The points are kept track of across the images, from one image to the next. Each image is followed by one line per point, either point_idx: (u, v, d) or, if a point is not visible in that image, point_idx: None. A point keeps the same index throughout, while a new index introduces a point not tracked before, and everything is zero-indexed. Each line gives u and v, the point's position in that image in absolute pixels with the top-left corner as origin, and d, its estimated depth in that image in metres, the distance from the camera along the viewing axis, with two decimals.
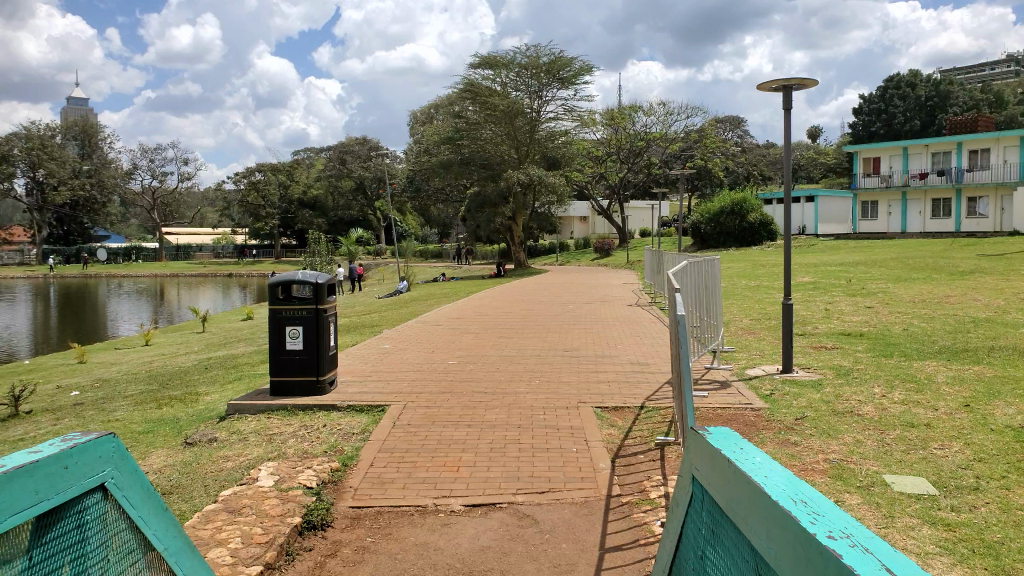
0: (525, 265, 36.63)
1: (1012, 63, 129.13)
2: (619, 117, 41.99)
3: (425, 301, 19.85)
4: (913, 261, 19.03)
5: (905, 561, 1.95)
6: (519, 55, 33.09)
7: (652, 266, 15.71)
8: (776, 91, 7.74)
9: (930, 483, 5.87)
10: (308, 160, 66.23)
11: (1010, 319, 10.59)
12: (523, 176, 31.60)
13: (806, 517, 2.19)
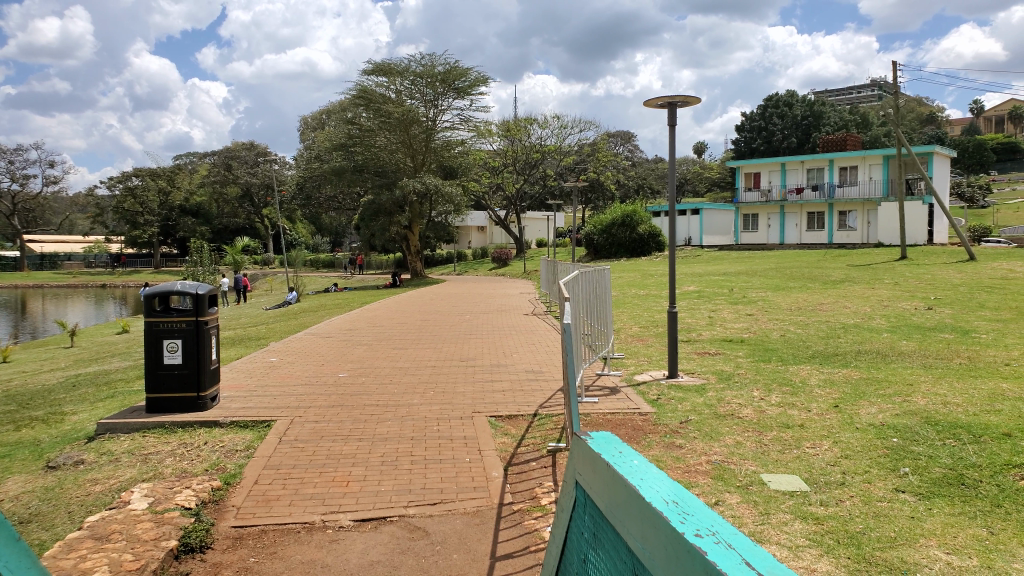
0: (422, 275, 36.35)
1: (872, 87, 140.26)
2: (515, 128, 42.32)
3: (313, 313, 19.29)
4: (788, 271, 20.20)
5: (765, 554, 2.03)
6: (414, 63, 33.10)
7: (548, 276, 15.95)
8: (662, 107, 8.04)
9: (803, 480, 6.23)
10: (191, 165, 63.30)
11: (875, 325, 11.44)
12: (419, 185, 31.43)
13: (675, 516, 2.27)
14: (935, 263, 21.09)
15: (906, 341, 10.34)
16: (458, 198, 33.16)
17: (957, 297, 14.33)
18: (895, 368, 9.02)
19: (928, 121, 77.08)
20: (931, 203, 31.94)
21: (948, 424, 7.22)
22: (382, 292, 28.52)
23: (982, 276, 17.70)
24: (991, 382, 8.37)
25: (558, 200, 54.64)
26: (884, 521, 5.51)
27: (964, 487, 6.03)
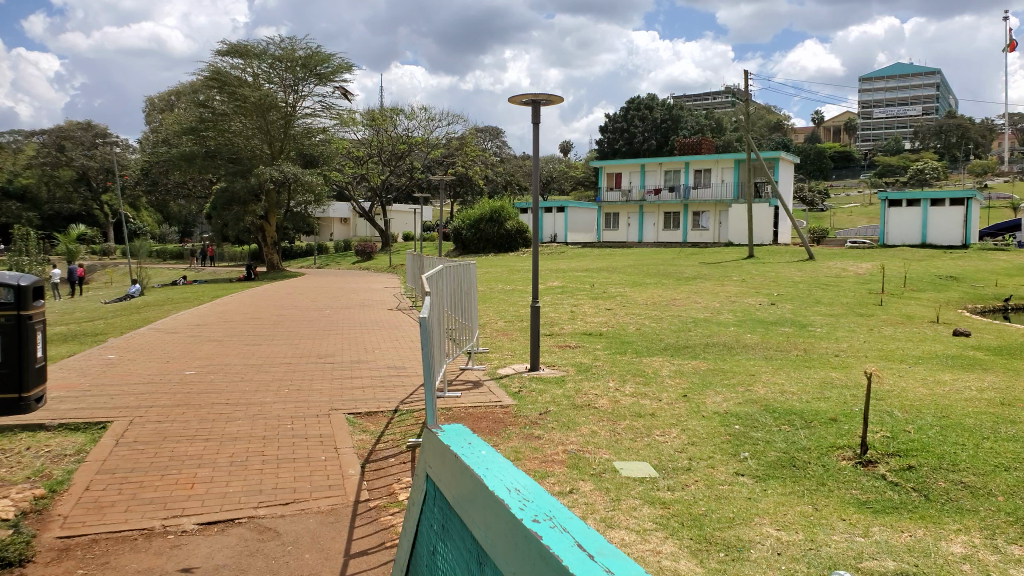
0: (279, 268, 35.09)
1: (724, 94, 148.85)
2: (380, 119, 41.58)
3: (155, 308, 18.10)
4: (646, 268, 21.13)
5: (595, 537, 2.12)
6: (273, 47, 31.83)
7: (412, 270, 15.87)
8: (526, 105, 8.16)
9: (652, 466, 6.53)
10: (17, 143, 57.55)
11: (723, 319, 12.19)
12: (277, 174, 30.30)
13: (516, 504, 2.33)
14: (776, 262, 22.77)
15: (750, 334, 11.08)
16: (319, 187, 32.35)
17: (795, 294, 15.53)
18: (739, 360, 9.66)
19: (774, 129, 82.93)
20: (775, 206, 34.32)
21: (784, 411, 7.82)
22: (235, 285, 27.25)
23: (817, 274, 19.26)
24: (821, 371, 9.14)
25: (425, 193, 54.35)
26: (724, 503, 5.87)
27: (795, 468, 6.55)
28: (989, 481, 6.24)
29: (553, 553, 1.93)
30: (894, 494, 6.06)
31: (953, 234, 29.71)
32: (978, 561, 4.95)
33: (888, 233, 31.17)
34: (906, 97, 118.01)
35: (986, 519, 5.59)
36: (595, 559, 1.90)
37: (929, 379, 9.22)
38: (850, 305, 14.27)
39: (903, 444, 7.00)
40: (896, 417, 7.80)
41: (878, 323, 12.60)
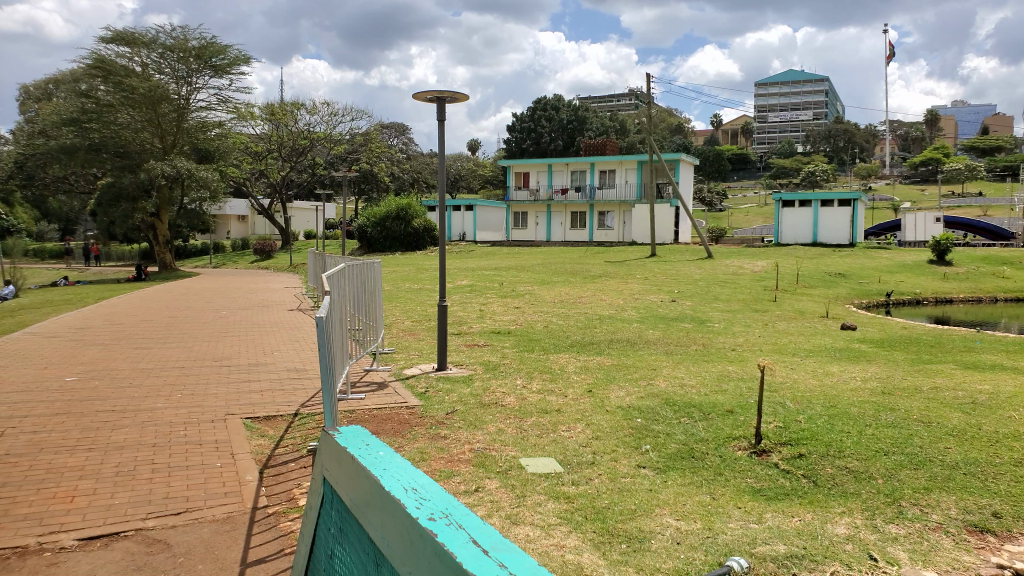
0: (172, 268, 33.64)
1: (628, 96, 152.56)
2: (279, 113, 39.32)
3: (30, 311, 16.93)
4: (554, 266, 21.43)
5: (491, 531, 2.13)
6: (164, 36, 30.58)
7: (315, 269, 15.52)
8: (431, 101, 8.10)
9: (557, 462, 6.60)
10: None
11: (628, 316, 12.50)
12: (169, 169, 28.93)
13: (412, 503, 2.31)
14: (678, 260, 23.56)
15: (652, 330, 11.41)
16: (214, 183, 31.16)
17: (695, 290, 16.11)
18: (642, 355, 9.92)
19: (674, 131, 85.89)
20: (677, 206, 35.47)
21: (684, 404, 8.07)
22: (122, 286, 25.85)
23: (716, 272, 20.04)
24: (719, 365, 9.51)
25: (328, 190, 53.14)
26: (626, 495, 6.00)
27: (693, 459, 6.77)
28: (870, 465, 6.64)
29: (447, 549, 1.93)
30: (786, 482, 6.35)
31: (841, 233, 31.52)
32: (860, 541, 5.26)
33: (782, 232, 32.74)
34: (797, 103, 124.39)
35: (867, 501, 5.95)
36: (491, 555, 1.91)
37: (819, 371, 9.74)
38: (746, 301, 14.93)
39: (794, 433, 7.35)
40: (788, 407, 8.19)
41: (772, 317, 13.24)
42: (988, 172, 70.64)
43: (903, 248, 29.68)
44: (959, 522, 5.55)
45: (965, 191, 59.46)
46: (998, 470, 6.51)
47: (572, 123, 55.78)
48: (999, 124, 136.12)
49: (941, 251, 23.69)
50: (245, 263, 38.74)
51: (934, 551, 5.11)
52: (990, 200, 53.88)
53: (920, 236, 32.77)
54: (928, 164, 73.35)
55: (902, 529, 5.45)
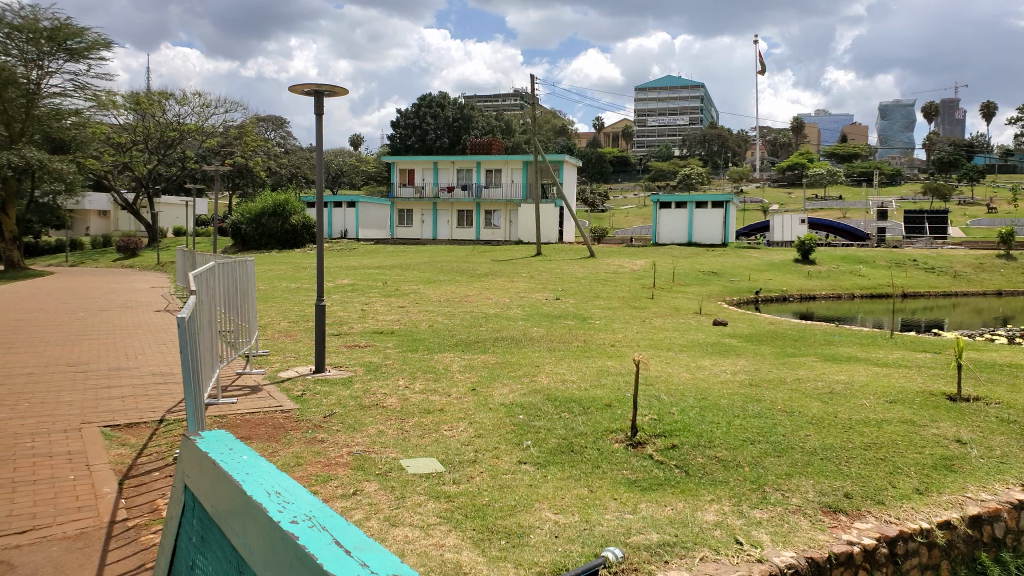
0: (21, 266, 30.91)
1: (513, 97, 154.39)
2: (146, 103, 36.96)
3: None
4: (440, 265, 21.36)
5: (355, 533, 2.11)
6: (9, 14, 28.24)
7: (184, 267, 14.76)
8: (308, 94, 7.89)
9: (439, 461, 6.58)
10: None
11: (512, 314, 12.65)
12: (17, 159, 26.57)
13: (275, 507, 2.25)
14: (563, 259, 24.06)
15: (536, 328, 11.60)
16: (70, 175, 29.06)
17: (578, 289, 16.50)
18: (525, 352, 10.06)
19: (559, 132, 87.65)
20: (561, 206, 36.10)
21: (564, 399, 8.25)
22: None
23: (599, 270, 20.62)
24: (599, 361, 9.79)
25: (201, 184, 50.60)
26: (507, 492, 6.06)
27: (572, 453, 6.93)
28: (737, 453, 7.02)
29: (307, 551, 1.90)
30: (660, 472, 6.61)
31: (714, 234, 33.14)
32: (727, 527, 5.55)
33: (660, 232, 34.06)
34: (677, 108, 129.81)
35: (734, 488, 6.28)
36: (352, 554, 1.90)
37: (692, 365, 10.21)
38: (626, 298, 15.42)
39: (668, 425, 7.67)
40: (663, 400, 8.53)
41: (650, 314, 13.76)
42: (845, 177, 76.43)
43: (771, 248, 31.60)
44: (816, 504, 5.96)
45: (826, 194, 64.08)
46: (849, 453, 7.05)
47: (458, 121, 55.88)
48: (854, 132, 147.41)
49: (804, 251, 25.32)
50: (106, 262, 36.21)
51: (793, 532, 5.47)
52: (847, 204, 58.30)
53: (787, 237, 34.99)
54: (794, 169, 78.52)
55: (766, 513, 5.80)
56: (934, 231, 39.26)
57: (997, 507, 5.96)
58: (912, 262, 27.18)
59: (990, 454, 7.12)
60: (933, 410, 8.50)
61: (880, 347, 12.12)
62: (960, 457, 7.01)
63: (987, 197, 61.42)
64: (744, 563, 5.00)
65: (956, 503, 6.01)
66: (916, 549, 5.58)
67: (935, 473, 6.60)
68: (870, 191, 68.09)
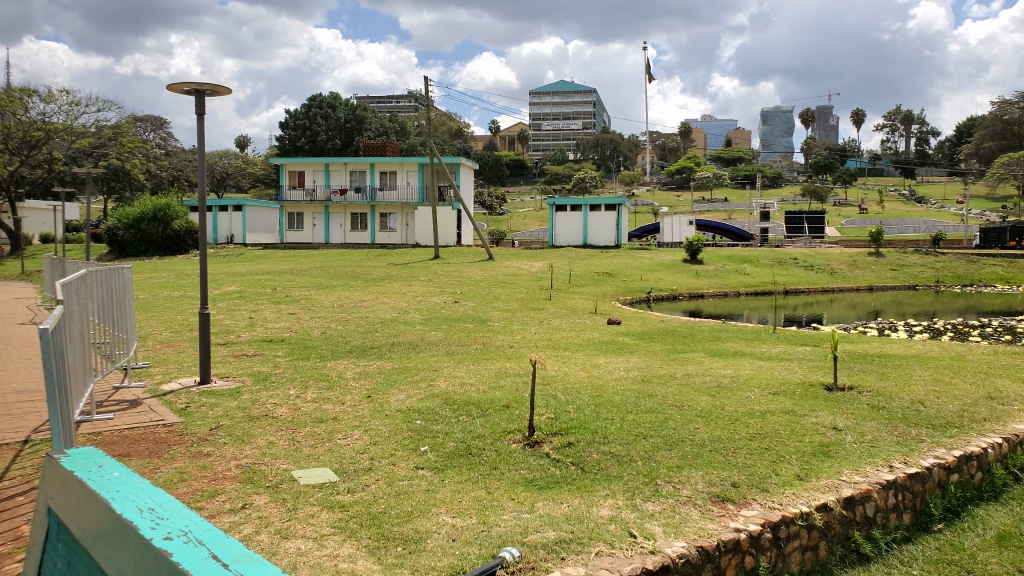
0: None
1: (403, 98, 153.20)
2: (5, 100, 34.03)
3: None
4: (332, 270, 20.93)
5: (234, 545, 2.06)
6: None
7: (52, 276, 13.80)
8: (188, 93, 7.55)
9: (332, 471, 6.44)
10: None
11: (408, 319, 12.55)
12: None
13: (147, 523, 2.17)
14: (460, 262, 24.10)
15: (434, 332, 11.56)
16: None
17: (476, 291, 16.59)
18: (423, 357, 10.02)
19: (455, 135, 87.68)
20: (458, 209, 36.05)
21: (463, 402, 8.25)
22: None
23: (496, 273, 20.77)
24: (497, 362, 9.88)
25: (72, 188, 47.35)
26: (403, 498, 6.00)
27: (470, 456, 6.94)
28: (632, 449, 7.22)
29: (181, 566, 1.84)
30: (557, 470, 6.71)
31: (608, 236, 34.10)
32: (621, 521, 5.71)
33: (556, 235, 34.51)
34: (571, 112, 132.49)
35: (628, 483, 6.47)
36: (230, 568, 1.86)
37: (588, 363, 10.45)
38: (525, 300, 15.60)
39: (564, 423, 7.82)
40: (560, 399, 8.67)
41: (548, 315, 13.98)
42: (730, 180, 80.25)
43: (662, 249, 32.85)
44: (705, 494, 6.21)
45: (713, 197, 67.09)
46: (735, 444, 7.39)
47: (350, 122, 55.03)
48: (738, 137, 155.00)
49: (692, 252, 26.31)
50: None
51: (684, 523, 5.68)
52: (733, 206, 61.14)
53: (676, 238, 36.47)
54: (682, 173, 81.70)
55: (658, 506, 6.00)
56: (812, 230, 41.74)
57: (868, 488, 6.40)
58: (793, 260, 28.82)
59: (862, 439, 7.65)
60: (812, 400, 9.04)
61: (765, 341, 12.76)
62: (836, 443, 7.48)
63: (858, 199, 65.89)
64: (637, 555, 5.13)
65: (832, 486, 6.42)
66: (798, 533, 5.87)
67: (815, 460, 7.01)
68: (753, 193, 71.78)
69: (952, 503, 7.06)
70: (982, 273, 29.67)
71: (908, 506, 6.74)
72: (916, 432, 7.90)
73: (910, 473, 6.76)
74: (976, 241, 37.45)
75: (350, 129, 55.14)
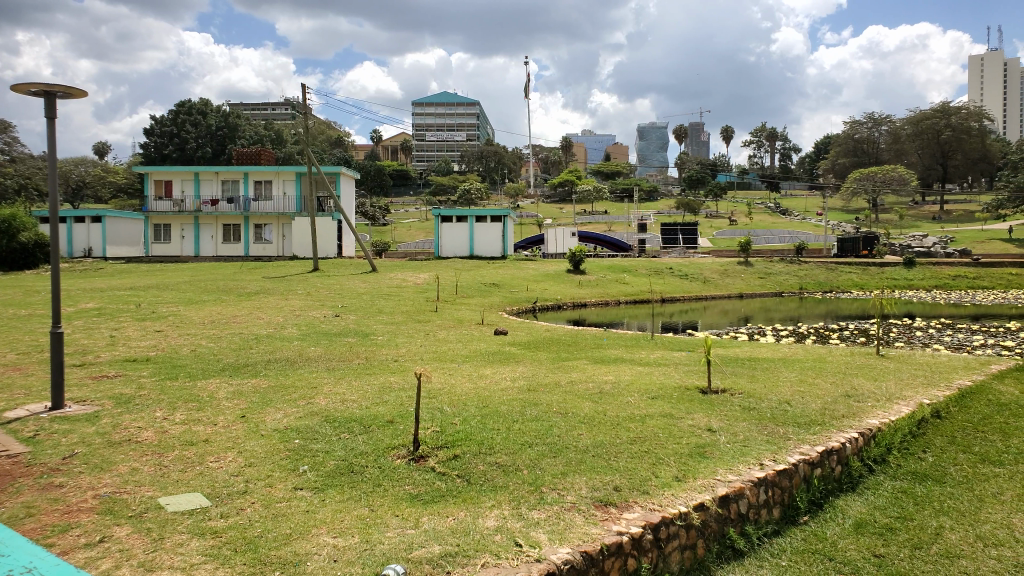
0: None
1: (277, 105, 148.30)
2: None
3: None
4: (202, 284, 19.94)
5: None
6: None
7: None
8: (37, 95, 7.00)
9: (203, 496, 6.09)
10: None
11: (286, 334, 12.13)
12: None
13: None
14: (341, 274, 23.56)
15: (314, 347, 11.24)
16: None
17: (357, 304, 16.30)
18: (301, 374, 9.70)
19: (336, 144, 85.90)
20: (338, 220, 35.32)
21: (344, 419, 8.04)
22: None
23: (380, 285, 20.47)
24: (381, 378, 9.70)
25: None
26: (281, 520, 5.77)
27: (352, 474, 6.76)
28: (516, 458, 7.27)
29: None
30: (442, 484, 6.65)
31: (494, 247, 34.43)
32: (507, 531, 5.72)
33: (442, 246, 34.38)
34: (455, 124, 132.77)
35: (513, 492, 6.50)
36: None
37: (474, 374, 10.46)
38: (409, 312, 15.49)
39: (449, 435, 7.78)
40: (445, 412, 8.61)
41: (434, 327, 13.91)
42: (609, 193, 83.09)
43: (545, 259, 33.50)
44: (589, 499, 6.34)
45: (594, 210, 69.08)
46: (617, 448, 7.59)
47: (223, 130, 52.86)
48: (615, 151, 161.00)
49: (575, 262, 26.94)
50: None
51: (569, 529, 5.77)
52: (613, 218, 63.29)
53: (560, 249, 37.31)
54: (564, 186, 83.88)
55: (543, 513, 6.06)
56: (687, 241, 43.77)
57: (741, 486, 6.72)
58: (670, 269, 30.11)
59: (734, 439, 8.05)
60: (688, 402, 9.43)
61: (644, 347, 13.27)
62: (711, 444, 7.83)
63: (727, 211, 69.68)
64: (524, 564, 5.16)
65: (708, 486, 6.70)
66: (677, 532, 6.08)
67: (691, 461, 7.31)
68: (632, 206, 74.48)
69: (816, 496, 7.53)
70: (839, 280, 32.13)
71: (777, 501, 7.11)
72: (783, 430, 8.40)
73: (778, 469, 7.16)
74: (835, 250, 40.45)
75: (222, 137, 52.96)
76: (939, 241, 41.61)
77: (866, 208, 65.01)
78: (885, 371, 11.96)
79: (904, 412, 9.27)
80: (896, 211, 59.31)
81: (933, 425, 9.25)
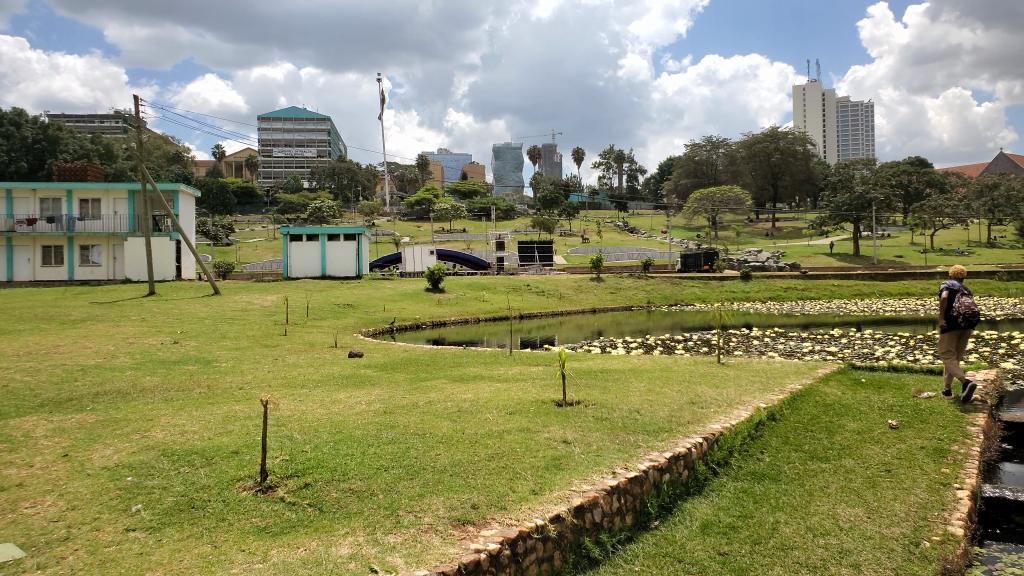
0: None
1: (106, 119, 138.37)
2: None
3: None
4: (16, 312, 18.08)
5: None
6: None
7: None
8: None
9: (17, 546, 5.49)
10: None
11: (116, 364, 11.26)
12: None
13: None
14: (180, 298, 22.20)
15: (150, 377, 10.50)
16: None
17: (199, 329, 15.42)
18: (134, 406, 9.03)
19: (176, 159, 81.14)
20: (177, 240, 33.31)
21: (183, 452, 7.56)
22: None
23: (223, 309, 19.49)
24: (225, 407, 9.20)
25: None
26: (110, 566, 5.31)
27: (192, 510, 6.35)
28: (371, 482, 7.12)
29: None
30: (292, 514, 6.39)
31: (348, 266, 33.76)
32: (362, 557, 5.59)
33: (292, 265, 33.16)
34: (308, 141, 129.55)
35: (368, 517, 6.36)
36: None
37: (326, 400, 10.14)
38: (256, 337, 14.82)
39: (300, 464, 7.49)
40: (296, 439, 8.30)
41: (282, 352, 13.40)
42: (467, 212, 84.07)
43: (402, 278, 33.27)
44: (447, 519, 6.33)
45: (452, 228, 69.63)
46: (475, 466, 7.63)
47: (41, 143, 48.45)
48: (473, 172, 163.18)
49: (433, 280, 26.95)
50: None
51: (426, 550, 5.71)
52: (472, 236, 64.04)
53: (417, 267, 37.18)
54: (422, 204, 83.82)
55: (399, 537, 5.97)
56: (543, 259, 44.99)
57: (594, 496, 6.94)
58: (527, 286, 30.84)
59: (588, 449, 8.32)
60: (545, 416, 9.64)
61: (502, 364, 13.45)
62: (566, 456, 8.05)
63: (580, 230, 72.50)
64: None
65: (563, 497, 6.88)
66: (534, 546, 6.17)
67: (548, 473, 7.47)
68: (490, 225, 75.76)
69: (666, 501, 7.92)
70: (684, 293, 34.21)
71: (629, 508, 7.41)
72: (633, 438, 8.79)
73: (629, 477, 7.46)
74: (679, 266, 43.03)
75: (40, 151, 48.51)
76: (771, 256, 45.31)
77: (706, 226, 69.88)
78: (726, 379, 12.80)
79: (744, 416, 9.97)
80: (733, 228, 64.18)
81: (769, 427, 10.01)
